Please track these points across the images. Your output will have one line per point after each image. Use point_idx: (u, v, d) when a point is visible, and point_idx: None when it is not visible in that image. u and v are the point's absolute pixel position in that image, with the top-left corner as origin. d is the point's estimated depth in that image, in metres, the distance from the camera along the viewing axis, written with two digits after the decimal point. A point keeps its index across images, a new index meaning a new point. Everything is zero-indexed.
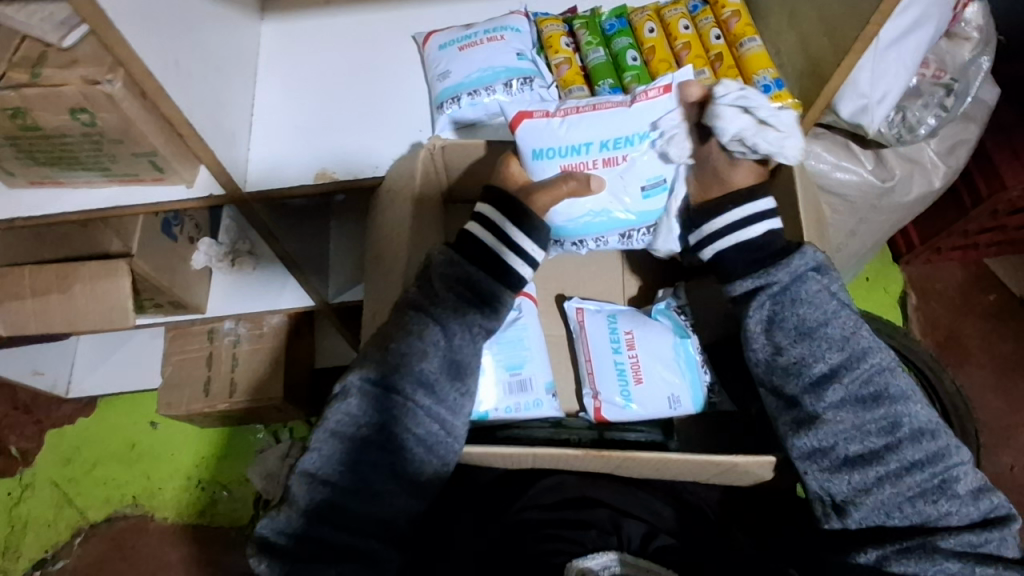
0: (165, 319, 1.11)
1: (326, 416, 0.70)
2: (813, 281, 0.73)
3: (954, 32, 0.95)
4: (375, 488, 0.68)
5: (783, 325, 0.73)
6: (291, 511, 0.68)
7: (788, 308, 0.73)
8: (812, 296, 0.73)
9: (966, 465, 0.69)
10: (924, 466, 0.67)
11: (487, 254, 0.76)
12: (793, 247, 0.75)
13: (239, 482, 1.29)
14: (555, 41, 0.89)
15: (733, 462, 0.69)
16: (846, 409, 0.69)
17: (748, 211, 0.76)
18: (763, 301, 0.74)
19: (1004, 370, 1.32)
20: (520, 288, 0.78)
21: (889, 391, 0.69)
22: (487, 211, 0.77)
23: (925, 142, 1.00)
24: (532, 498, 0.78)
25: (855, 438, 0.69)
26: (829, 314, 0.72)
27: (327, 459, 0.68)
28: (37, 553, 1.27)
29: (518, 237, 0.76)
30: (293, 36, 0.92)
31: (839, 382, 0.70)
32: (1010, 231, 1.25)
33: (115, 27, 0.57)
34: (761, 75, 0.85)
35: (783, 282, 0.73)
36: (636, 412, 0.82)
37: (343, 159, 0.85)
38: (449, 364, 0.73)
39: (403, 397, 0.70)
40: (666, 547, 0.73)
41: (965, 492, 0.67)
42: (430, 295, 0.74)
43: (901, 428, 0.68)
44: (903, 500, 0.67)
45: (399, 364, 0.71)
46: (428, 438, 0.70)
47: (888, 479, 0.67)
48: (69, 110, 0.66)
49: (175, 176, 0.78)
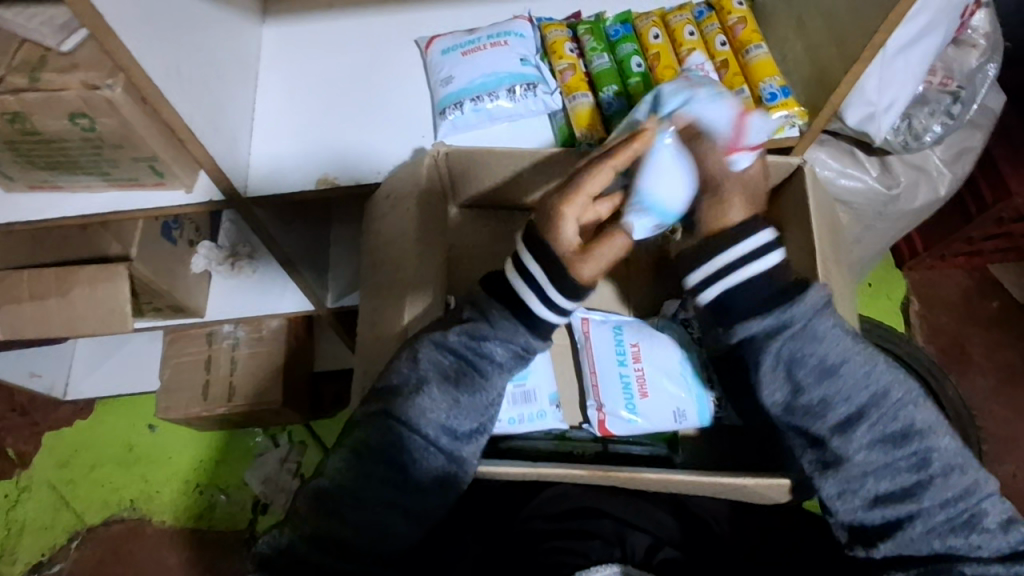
0: (163, 322, 1.10)
1: (341, 443, 0.70)
2: (830, 320, 0.69)
3: (961, 39, 0.94)
4: (387, 520, 0.67)
5: (803, 367, 0.69)
6: (290, 533, 0.67)
7: (812, 348, 0.69)
8: (830, 335, 0.69)
9: (994, 496, 0.69)
10: (953, 501, 0.67)
11: (508, 296, 0.70)
12: (803, 282, 0.70)
13: (238, 486, 1.29)
14: (559, 47, 0.88)
15: (741, 483, 0.69)
16: (875, 447, 0.68)
17: (748, 250, 0.69)
18: (779, 346, 0.69)
19: (1007, 378, 1.31)
20: (543, 328, 0.71)
21: (913, 429, 0.69)
22: (517, 247, 0.68)
23: (931, 149, 1.00)
24: (538, 507, 0.78)
25: (885, 476, 0.68)
26: (848, 352, 0.69)
27: (337, 484, 0.68)
28: (34, 557, 1.26)
29: (538, 274, 0.67)
30: (294, 39, 0.91)
31: (865, 422, 0.68)
32: (1014, 238, 1.24)
33: (115, 31, 0.57)
34: (768, 82, 0.85)
35: (808, 320, 0.69)
36: (641, 425, 0.81)
37: (345, 163, 0.84)
38: (460, 400, 0.70)
39: (421, 432, 0.69)
40: (671, 560, 0.73)
41: (995, 526, 0.67)
42: (447, 335, 0.71)
43: (929, 464, 0.68)
44: (932, 535, 0.67)
45: (416, 400, 0.69)
46: (436, 471, 0.69)
47: (919, 515, 0.67)
48: (68, 115, 0.65)
49: (175, 181, 0.77)
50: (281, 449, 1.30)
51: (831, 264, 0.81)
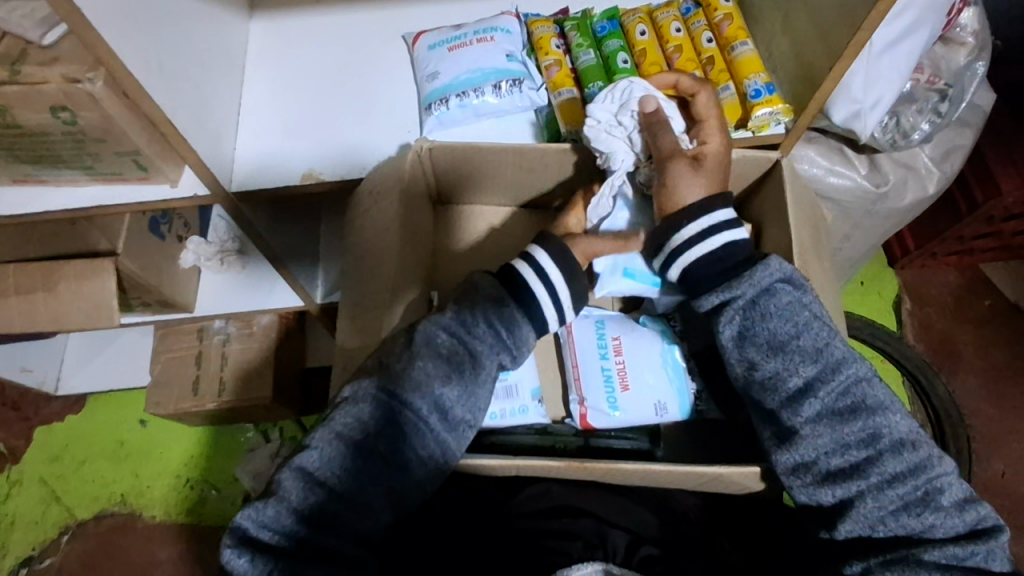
0: (153, 318, 1.10)
1: (333, 416, 0.69)
2: (784, 295, 0.71)
3: (949, 37, 0.93)
4: (373, 501, 0.67)
5: (754, 340, 0.71)
6: (279, 507, 0.65)
7: (758, 322, 0.71)
8: (774, 314, 0.70)
9: (952, 476, 0.66)
10: (905, 478, 0.65)
11: (521, 289, 0.74)
12: (757, 259, 0.74)
13: (229, 481, 1.29)
14: (545, 43, 0.88)
15: (717, 473, 0.69)
16: (822, 423, 0.67)
17: (708, 224, 0.73)
18: (733, 314, 0.72)
19: (997, 376, 1.31)
20: (542, 333, 0.77)
21: (860, 407, 0.67)
22: (537, 254, 0.76)
23: (919, 148, 1.00)
24: (518, 505, 0.78)
25: (836, 452, 0.66)
26: (802, 326, 0.70)
27: (327, 458, 0.67)
28: (25, 551, 1.26)
29: (551, 269, 0.75)
30: (281, 35, 0.91)
31: (814, 396, 0.68)
32: (1006, 237, 1.25)
33: (94, 26, 0.57)
34: (753, 79, 0.84)
35: (748, 295, 0.72)
36: (620, 419, 0.81)
37: (332, 160, 0.84)
38: (466, 393, 0.71)
39: (421, 412, 0.69)
40: (651, 558, 0.73)
41: (950, 503, 0.65)
42: (465, 323, 0.73)
43: (880, 440, 0.66)
44: (885, 514, 0.64)
45: (428, 385, 0.69)
46: (431, 460, 0.69)
47: (869, 491, 0.65)
48: (50, 108, 0.65)
49: (160, 176, 0.77)
50: (272, 444, 1.30)
51: (809, 255, 0.79)
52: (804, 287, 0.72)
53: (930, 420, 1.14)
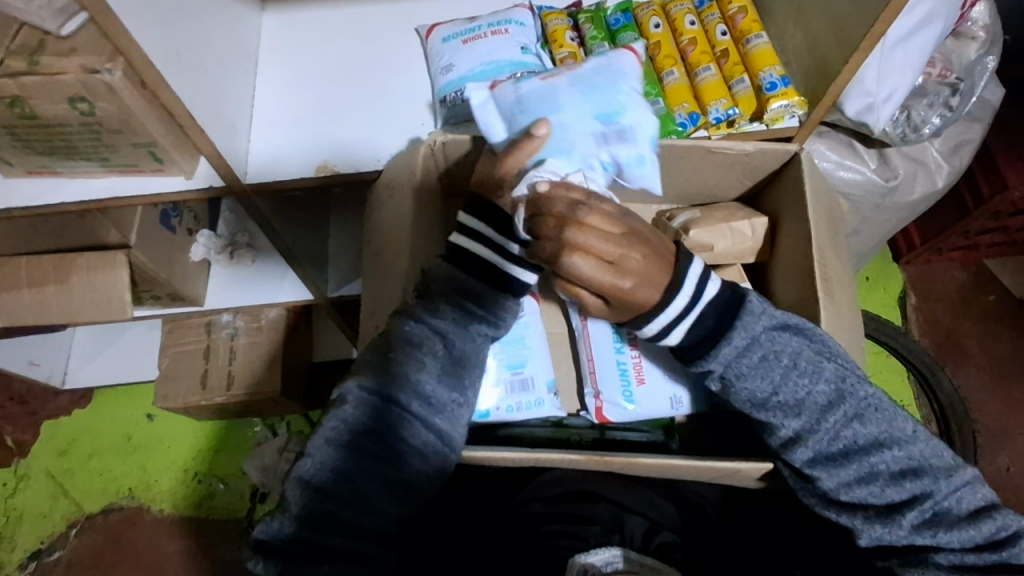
0: (162, 311, 1.10)
1: (325, 424, 0.69)
2: (768, 339, 0.68)
3: (961, 31, 0.94)
4: (383, 511, 0.67)
5: (745, 383, 0.68)
6: (283, 516, 0.66)
7: (746, 371, 0.68)
8: (757, 366, 0.68)
9: (961, 489, 0.67)
10: (912, 503, 0.65)
11: (478, 262, 0.75)
12: (736, 298, 0.69)
13: (237, 475, 1.29)
14: (559, 35, 0.89)
15: (735, 468, 0.69)
16: (827, 460, 0.66)
17: (672, 315, 0.67)
18: (718, 364, 0.69)
19: (1003, 370, 1.32)
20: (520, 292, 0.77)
21: (863, 441, 0.67)
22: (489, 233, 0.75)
23: (929, 142, 1.00)
24: (536, 491, 0.78)
25: (844, 484, 0.66)
26: (791, 368, 0.68)
27: (327, 472, 0.67)
28: (33, 544, 1.26)
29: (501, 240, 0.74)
30: (294, 29, 0.91)
31: (815, 435, 0.67)
32: (1011, 232, 1.25)
33: (116, 16, 0.57)
34: (768, 71, 0.84)
35: (736, 344, 0.68)
36: (637, 412, 0.81)
37: (344, 152, 0.84)
38: (451, 378, 0.72)
39: (413, 409, 0.69)
40: (668, 544, 0.73)
41: (958, 519, 0.66)
42: (430, 309, 0.73)
43: (880, 474, 0.66)
44: (895, 536, 0.65)
45: (406, 376, 0.70)
46: (429, 453, 0.69)
47: (877, 518, 0.65)
48: (67, 99, 0.65)
49: (174, 167, 0.77)
50: (279, 439, 1.30)
51: (828, 251, 0.79)
52: (785, 327, 0.69)
53: (935, 413, 1.15)
